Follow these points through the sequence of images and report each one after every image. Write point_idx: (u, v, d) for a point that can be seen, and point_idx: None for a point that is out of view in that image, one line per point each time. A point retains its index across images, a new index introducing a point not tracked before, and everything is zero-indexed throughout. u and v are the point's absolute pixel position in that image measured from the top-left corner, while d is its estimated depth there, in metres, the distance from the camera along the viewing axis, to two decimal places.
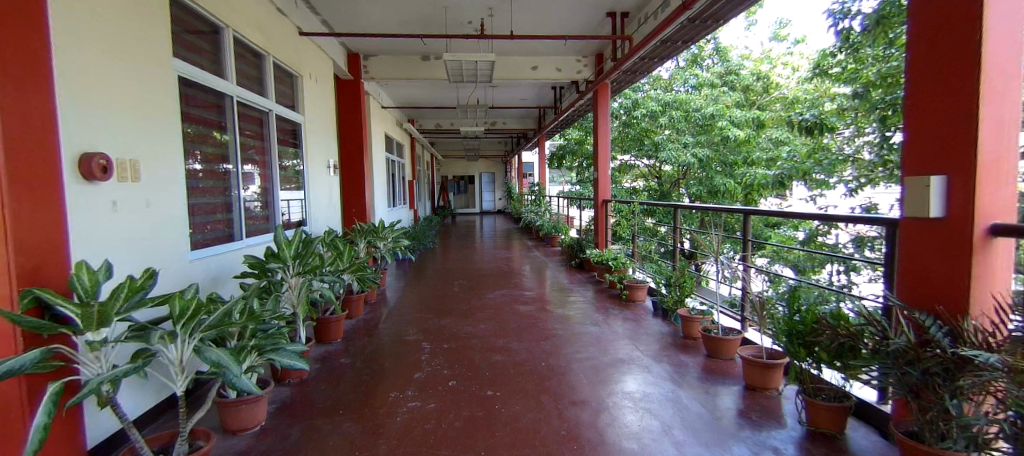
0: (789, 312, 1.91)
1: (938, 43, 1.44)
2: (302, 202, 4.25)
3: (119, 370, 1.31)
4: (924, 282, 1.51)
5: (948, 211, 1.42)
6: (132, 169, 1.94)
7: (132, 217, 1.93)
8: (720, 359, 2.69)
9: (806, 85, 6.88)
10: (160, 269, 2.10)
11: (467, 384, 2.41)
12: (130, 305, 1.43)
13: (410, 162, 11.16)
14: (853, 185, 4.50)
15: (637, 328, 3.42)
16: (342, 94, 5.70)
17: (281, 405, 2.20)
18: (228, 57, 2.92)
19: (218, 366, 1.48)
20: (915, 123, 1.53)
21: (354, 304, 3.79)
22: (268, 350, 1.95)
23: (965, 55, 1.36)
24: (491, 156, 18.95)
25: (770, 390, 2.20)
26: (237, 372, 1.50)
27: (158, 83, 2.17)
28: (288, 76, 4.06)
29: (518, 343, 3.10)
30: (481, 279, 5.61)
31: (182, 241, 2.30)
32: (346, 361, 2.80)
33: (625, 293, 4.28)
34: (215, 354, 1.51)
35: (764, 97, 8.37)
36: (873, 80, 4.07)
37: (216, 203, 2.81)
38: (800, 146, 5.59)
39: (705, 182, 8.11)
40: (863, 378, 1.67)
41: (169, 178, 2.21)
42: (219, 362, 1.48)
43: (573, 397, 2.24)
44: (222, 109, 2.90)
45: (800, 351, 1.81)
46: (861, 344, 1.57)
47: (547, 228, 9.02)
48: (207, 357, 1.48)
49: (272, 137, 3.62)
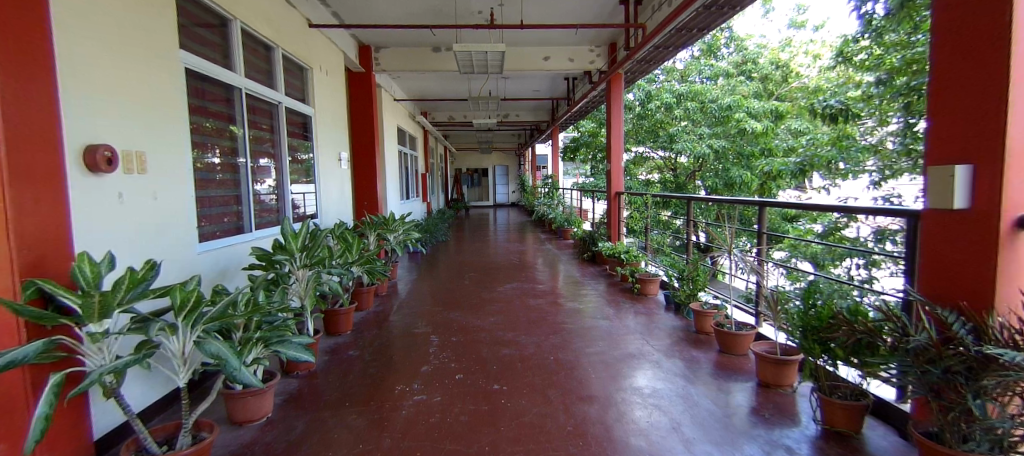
0: (804, 306, 1.80)
1: (960, 20, 1.35)
2: (314, 195, 4.27)
3: (120, 362, 1.34)
4: (947, 276, 1.41)
5: (973, 203, 1.32)
6: (138, 161, 1.95)
7: (140, 209, 1.96)
8: (734, 355, 2.61)
9: (828, 74, 6.65)
10: (166, 260, 2.12)
11: (474, 378, 2.39)
12: (131, 297, 1.46)
13: (423, 155, 11.17)
14: (876, 177, 4.36)
15: (649, 322, 3.36)
16: (353, 87, 5.69)
17: (288, 396, 2.21)
18: (236, 50, 2.90)
19: (218, 358, 1.49)
20: (941, 110, 1.42)
21: (364, 296, 3.80)
22: (274, 342, 1.98)
23: (992, 30, 1.26)
24: (504, 149, 18.89)
25: (785, 387, 2.12)
26: (236, 365, 1.50)
27: (163, 75, 2.18)
28: (298, 69, 4.06)
29: (527, 337, 3.07)
30: (493, 272, 5.59)
31: (189, 233, 2.33)
32: (355, 353, 2.81)
33: (636, 287, 4.20)
34: (216, 347, 1.53)
35: (783, 87, 8.06)
36: (897, 67, 3.90)
37: (228, 195, 2.83)
38: (821, 135, 5.42)
39: (721, 174, 7.93)
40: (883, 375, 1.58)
41: (176, 170, 2.24)
42: (219, 355, 1.50)
43: (581, 393, 2.20)
44: (231, 102, 2.89)
45: (815, 348, 1.72)
46: (879, 340, 1.48)
47: (560, 221, 8.96)
48: (206, 350, 1.49)
49: (282, 130, 3.62)
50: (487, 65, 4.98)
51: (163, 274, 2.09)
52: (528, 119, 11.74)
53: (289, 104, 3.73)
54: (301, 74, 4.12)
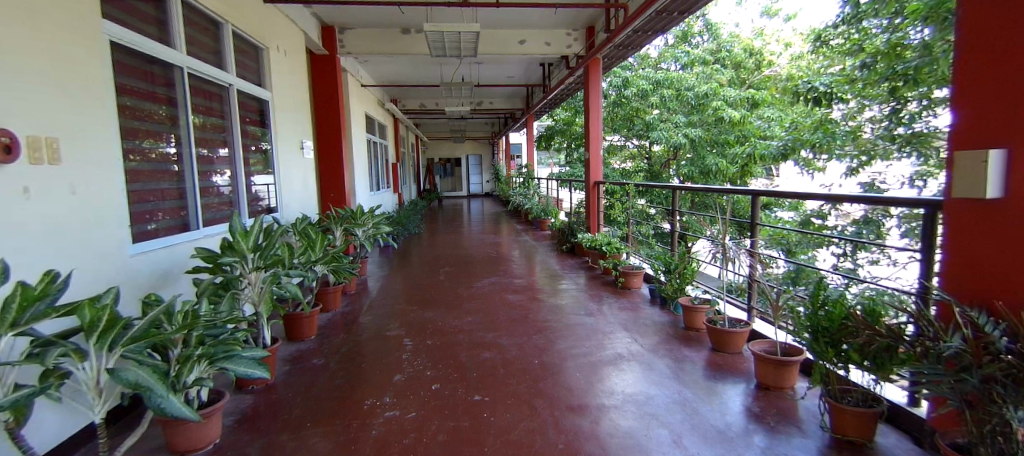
0: (813, 307, 1.71)
1: None
2: (275, 188, 3.91)
3: (14, 399, 1.07)
4: (977, 273, 1.30)
5: (1007, 191, 1.20)
6: (49, 149, 1.55)
7: (52, 207, 1.56)
8: (726, 353, 2.52)
9: (800, 63, 6.89)
10: (93, 271, 1.74)
11: (452, 389, 2.19)
12: (30, 315, 1.17)
13: (393, 144, 10.72)
14: (854, 164, 4.55)
15: (635, 317, 3.25)
16: (316, 70, 5.24)
17: (241, 417, 1.94)
18: (175, 22, 2.47)
19: (138, 387, 1.18)
20: (968, 91, 1.30)
21: (329, 296, 3.51)
22: (221, 358, 1.70)
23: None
24: (477, 138, 18.52)
25: (785, 389, 2.03)
26: (162, 393, 1.21)
27: (82, 44, 1.74)
28: (252, 49, 3.62)
29: (509, 338, 2.89)
30: (469, 265, 5.38)
31: (123, 235, 1.93)
32: (320, 362, 2.56)
33: (619, 281, 4.08)
34: (135, 373, 1.21)
35: (756, 75, 8.27)
36: (881, 50, 4.08)
37: (173, 188, 2.44)
38: (798, 119, 5.52)
39: (697, 162, 7.93)
40: (899, 379, 1.51)
41: (101, 161, 1.82)
42: (139, 382, 1.19)
43: (570, 402, 2.03)
44: (171, 82, 2.46)
45: (827, 352, 1.64)
46: (901, 344, 1.40)
47: (537, 212, 8.79)
48: (121, 377, 1.18)
49: (234, 116, 3.19)
50: (461, 47, 4.66)
51: (96, 279, 1.76)
52: (502, 106, 11.44)
53: (242, 87, 3.30)
54: (256, 55, 3.68)
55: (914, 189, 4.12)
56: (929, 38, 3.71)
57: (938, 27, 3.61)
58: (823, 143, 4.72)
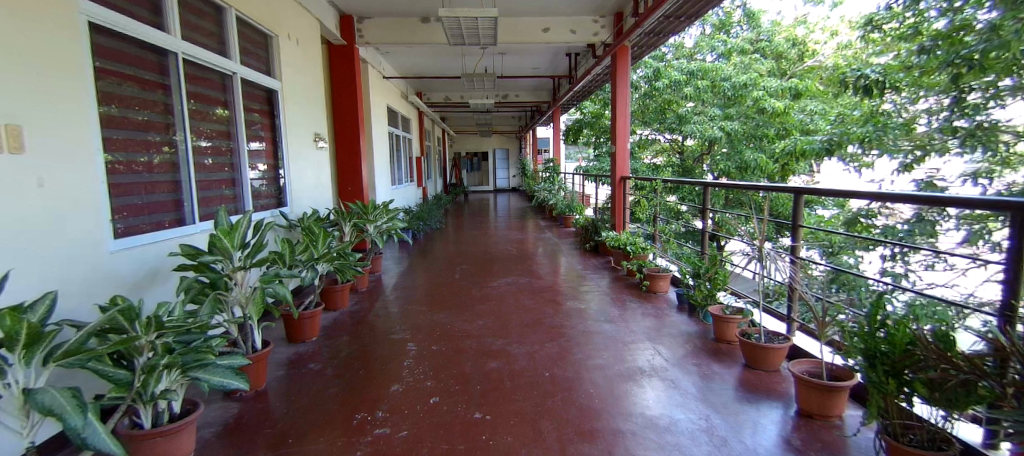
0: (869, 326, 1.42)
1: None
2: (285, 181, 3.81)
3: None
4: None
5: None
6: (11, 137, 1.43)
7: (15, 200, 1.43)
8: (763, 371, 2.21)
9: (850, 51, 6.32)
10: (62, 268, 1.61)
11: (451, 404, 1.99)
12: None
13: (417, 137, 10.65)
14: (908, 159, 4.19)
15: (659, 325, 2.96)
16: (333, 61, 5.15)
17: (221, 429, 1.80)
18: (170, 5, 2.35)
19: (50, 414, 1.02)
20: None
21: (337, 295, 3.39)
22: (193, 367, 1.57)
23: None
24: (505, 133, 18.30)
25: (833, 419, 1.72)
26: (77, 423, 1.03)
27: (55, 26, 1.63)
28: (261, 36, 3.51)
29: (519, 346, 2.67)
30: (487, 263, 5.19)
31: (103, 227, 1.83)
32: (316, 367, 2.42)
33: (644, 284, 3.79)
34: (52, 397, 1.06)
35: (797, 66, 7.64)
36: (944, 33, 3.73)
37: (165, 179, 2.32)
38: (849, 111, 5.07)
39: (734, 158, 7.40)
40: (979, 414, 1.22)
41: (76, 150, 1.71)
42: (52, 409, 1.03)
43: (580, 426, 1.79)
44: (166, 69, 2.36)
45: (889, 383, 1.32)
46: (982, 380, 1.14)
47: (561, 208, 8.51)
48: (36, 402, 1.03)
49: (238, 105, 3.09)
50: (479, 33, 4.43)
51: (67, 275, 1.64)
52: (527, 100, 11.19)
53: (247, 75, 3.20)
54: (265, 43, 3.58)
55: (977, 187, 3.71)
56: (997, 19, 3.30)
57: (1009, 8, 3.25)
58: (874, 137, 4.36)
